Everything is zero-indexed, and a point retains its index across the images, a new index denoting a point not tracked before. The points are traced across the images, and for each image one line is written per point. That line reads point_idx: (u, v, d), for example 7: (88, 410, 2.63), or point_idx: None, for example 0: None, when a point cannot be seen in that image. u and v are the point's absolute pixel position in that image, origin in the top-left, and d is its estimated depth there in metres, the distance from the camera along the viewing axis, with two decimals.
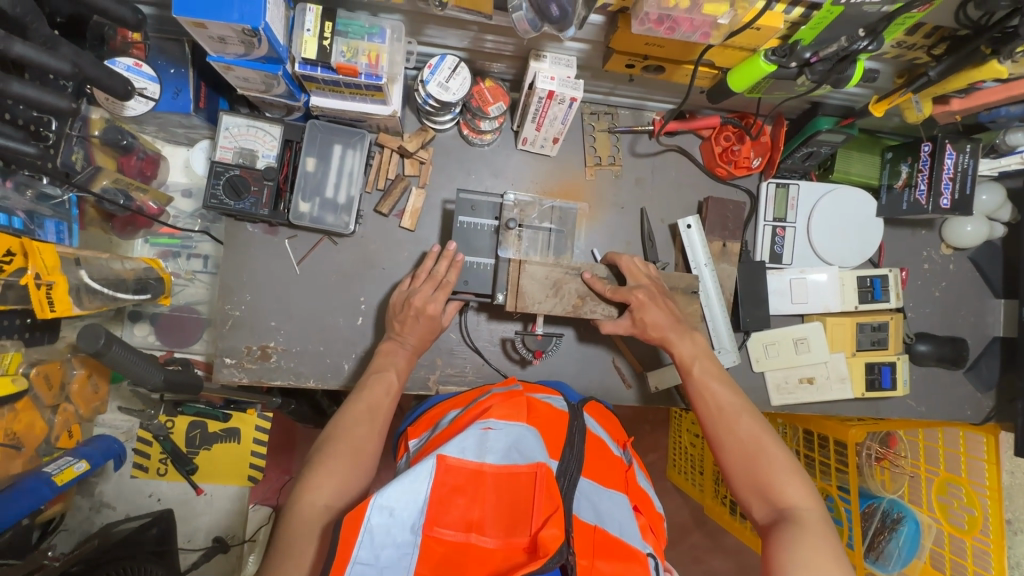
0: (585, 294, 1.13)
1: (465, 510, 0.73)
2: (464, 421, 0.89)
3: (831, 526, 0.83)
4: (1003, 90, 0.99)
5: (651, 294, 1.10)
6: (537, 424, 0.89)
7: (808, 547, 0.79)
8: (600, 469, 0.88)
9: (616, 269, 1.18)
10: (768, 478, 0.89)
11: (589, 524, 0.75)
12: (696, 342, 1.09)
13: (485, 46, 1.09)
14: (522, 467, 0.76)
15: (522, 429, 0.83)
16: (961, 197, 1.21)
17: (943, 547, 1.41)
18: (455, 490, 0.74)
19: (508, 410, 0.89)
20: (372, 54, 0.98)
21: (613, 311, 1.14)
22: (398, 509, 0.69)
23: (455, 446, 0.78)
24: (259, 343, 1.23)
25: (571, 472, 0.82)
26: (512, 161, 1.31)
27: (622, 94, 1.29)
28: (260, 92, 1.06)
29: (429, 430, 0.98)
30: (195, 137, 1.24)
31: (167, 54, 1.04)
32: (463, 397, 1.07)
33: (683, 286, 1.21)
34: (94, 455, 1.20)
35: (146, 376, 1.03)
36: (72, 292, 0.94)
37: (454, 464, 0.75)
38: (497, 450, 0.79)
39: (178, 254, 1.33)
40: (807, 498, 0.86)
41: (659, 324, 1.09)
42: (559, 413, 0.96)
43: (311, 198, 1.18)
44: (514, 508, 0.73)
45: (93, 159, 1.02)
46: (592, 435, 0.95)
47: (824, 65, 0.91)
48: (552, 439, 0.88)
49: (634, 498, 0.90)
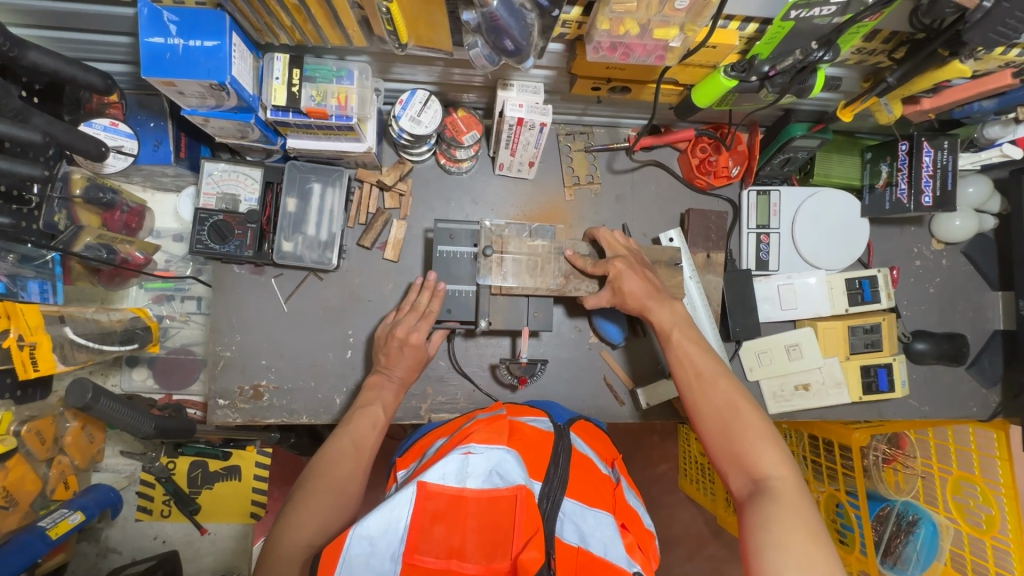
0: (569, 273, 1.17)
1: (445, 537, 0.72)
2: (448, 448, 0.87)
3: (809, 498, 0.81)
4: (974, 87, 0.98)
5: (628, 262, 1.11)
6: (519, 446, 0.88)
7: (781, 519, 0.77)
8: (587, 488, 0.86)
9: (597, 244, 1.21)
10: (745, 448, 0.87)
11: (572, 546, 0.75)
12: (675, 310, 1.06)
13: (454, 79, 1.12)
14: (502, 491, 0.75)
15: (502, 452, 0.80)
16: (943, 194, 1.20)
17: (963, 549, 1.36)
18: (435, 517, 0.72)
19: (489, 434, 0.86)
20: (341, 95, 1.01)
21: (594, 286, 1.16)
22: (378, 539, 0.69)
23: (437, 471, 0.76)
24: (251, 383, 1.25)
25: (554, 494, 0.81)
26: (490, 187, 1.33)
27: (595, 114, 1.31)
28: (237, 138, 1.09)
29: (417, 460, 0.97)
30: (182, 184, 1.28)
31: (146, 108, 1.09)
32: (452, 424, 1.06)
33: (665, 259, 1.22)
34: (89, 506, 1.25)
35: (136, 423, 1.08)
36: (56, 348, 0.99)
37: (436, 491, 0.74)
38: (479, 474, 0.77)
39: (172, 297, 1.36)
40: (782, 467, 0.84)
41: (636, 292, 1.08)
42: (545, 434, 0.95)
43: (294, 237, 1.21)
44: (495, 533, 0.73)
45: (76, 219, 1.06)
46: (579, 455, 0.93)
47: (784, 77, 0.92)
48: (535, 462, 0.86)
49: (621, 516, 0.89)
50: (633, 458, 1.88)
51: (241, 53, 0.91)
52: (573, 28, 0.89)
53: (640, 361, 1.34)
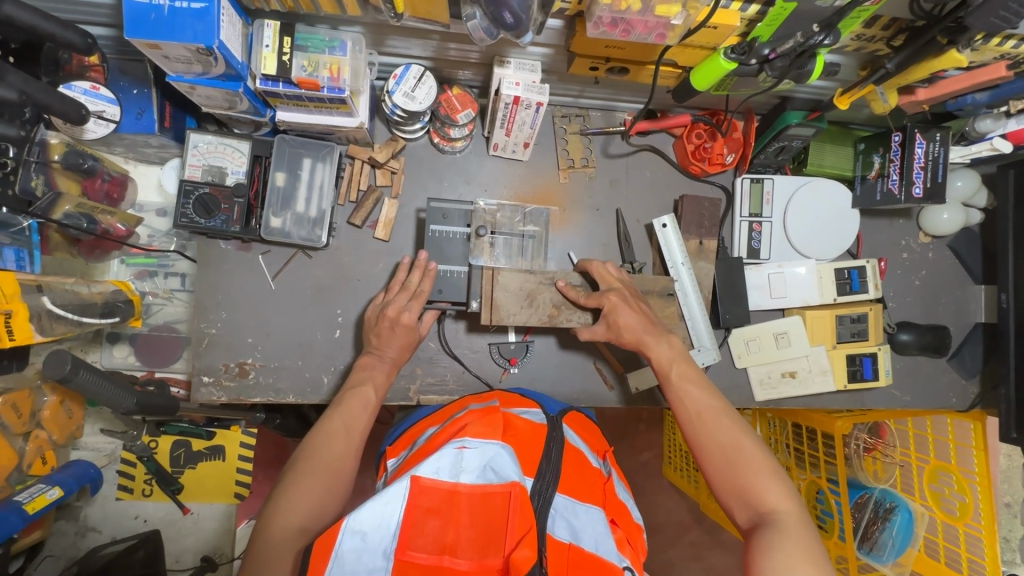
0: (560, 303, 1.14)
1: (439, 533, 0.71)
2: (440, 441, 0.84)
3: (814, 530, 0.82)
4: (968, 78, 0.99)
5: (624, 297, 1.10)
6: (512, 443, 0.86)
7: (790, 553, 0.77)
8: (578, 482, 0.86)
9: (588, 276, 1.18)
10: (750, 483, 0.87)
11: (563, 542, 0.74)
12: (673, 345, 1.08)
13: (449, 54, 1.09)
14: (496, 487, 0.73)
15: (497, 446, 0.78)
16: (933, 186, 1.21)
17: (937, 535, 1.40)
18: (429, 512, 0.71)
19: (483, 427, 0.83)
20: (333, 67, 0.98)
21: (588, 318, 1.14)
22: (370, 534, 0.67)
23: (430, 466, 0.75)
24: (236, 360, 1.23)
25: (546, 490, 0.80)
26: (484, 168, 1.31)
27: (591, 96, 1.29)
28: (224, 109, 1.06)
29: (407, 449, 0.96)
30: (165, 156, 1.24)
31: (129, 74, 1.05)
32: (443, 413, 1.05)
33: (659, 289, 1.22)
34: (68, 481, 1.23)
35: (117, 399, 1.05)
36: (34, 319, 0.95)
37: (429, 485, 0.73)
38: (473, 469, 0.76)
39: (155, 273, 1.33)
40: (787, 500, 0.85)
41: (632, 326, 1.08)
42: (537, 428, 0.93)
43: (283, 213, 1.18)
44: (487, 529, 0.72)
45: (54, 185, 1.02)
46: (570, 447, 0.92)
47: (784, 61, 0.91)
48: (527, 457, 0.85)
49: (612, 511, 0.89)
50: (619, 445, 1.90)
51: (229, 17, 0.88)
52: (574, 3, 0.87)
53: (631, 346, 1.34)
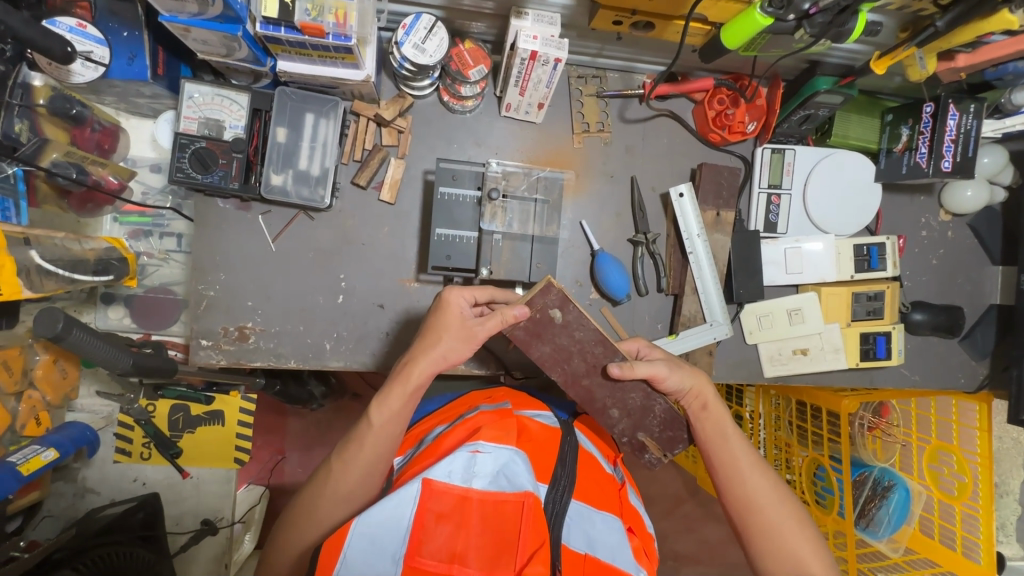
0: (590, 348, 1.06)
1: (449, 540, 0.67)
2: (451, 445, 0.80)
3: None
4: (1013, 44, 0.93)
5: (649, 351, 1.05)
6: (526, 449, 0.82)
7: None
8: (593, 489, 0.84)
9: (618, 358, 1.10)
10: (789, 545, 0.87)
11: (579, 553, 0.72)
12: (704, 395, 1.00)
13: (463, 3, 1.02)
14: (509, 496, 0.70)
15: (511, 453, 0.75)
16: (963, 160, 1.16)
17: (933, 514, 1.39)
18: (439, 518, 0.68)
19: (498, 431, 0.80)
20: (339, 11, 0.90)
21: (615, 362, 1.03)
22: (380, 536, 0.65)
23: (442, 469, 0.71)
24: (236, 324, 1.19)
25: (560, 497, 0.77)
26: (495, 130, 1.25)
27: (610, 55, 1.22)
28: (222, 56, 0.99)
29: (414, 447, 0.92)
30: (159, 108, 1.18)
31: (118, 15, 0.97)
32: (450, 412, 1.00)
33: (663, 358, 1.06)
34: (64, 443, 1.21)
35: (113, 359, 1.01)
36: (22, 274, 0.91)
37: (440, 489, 0.70)
38: (485, 474, 0.72)
39: (150, 232, 1.28)
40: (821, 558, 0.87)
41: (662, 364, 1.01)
42: (551, 431, 0.90)
43: (284, 170, 1.12)
44: (500, 538, 0.68)
45: (39, 131, 0.97)
46: (582, 453, 0.91)
47: (824, 17, 0.84)
48: (539, 463, 0.82)
49: (628, 519, 0.87)
50: None
51: None
52: None
53: (639, 320, 1.31)
